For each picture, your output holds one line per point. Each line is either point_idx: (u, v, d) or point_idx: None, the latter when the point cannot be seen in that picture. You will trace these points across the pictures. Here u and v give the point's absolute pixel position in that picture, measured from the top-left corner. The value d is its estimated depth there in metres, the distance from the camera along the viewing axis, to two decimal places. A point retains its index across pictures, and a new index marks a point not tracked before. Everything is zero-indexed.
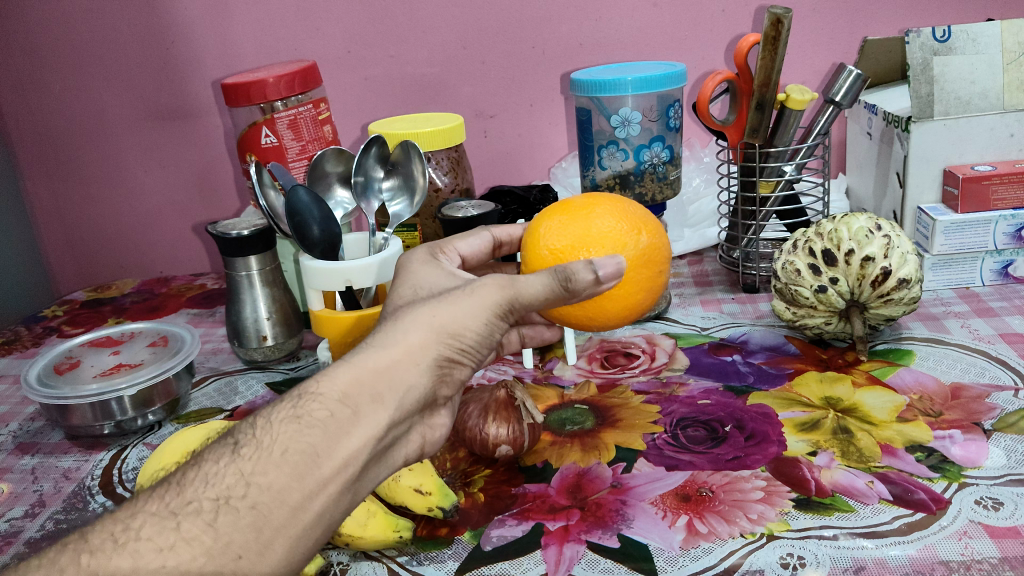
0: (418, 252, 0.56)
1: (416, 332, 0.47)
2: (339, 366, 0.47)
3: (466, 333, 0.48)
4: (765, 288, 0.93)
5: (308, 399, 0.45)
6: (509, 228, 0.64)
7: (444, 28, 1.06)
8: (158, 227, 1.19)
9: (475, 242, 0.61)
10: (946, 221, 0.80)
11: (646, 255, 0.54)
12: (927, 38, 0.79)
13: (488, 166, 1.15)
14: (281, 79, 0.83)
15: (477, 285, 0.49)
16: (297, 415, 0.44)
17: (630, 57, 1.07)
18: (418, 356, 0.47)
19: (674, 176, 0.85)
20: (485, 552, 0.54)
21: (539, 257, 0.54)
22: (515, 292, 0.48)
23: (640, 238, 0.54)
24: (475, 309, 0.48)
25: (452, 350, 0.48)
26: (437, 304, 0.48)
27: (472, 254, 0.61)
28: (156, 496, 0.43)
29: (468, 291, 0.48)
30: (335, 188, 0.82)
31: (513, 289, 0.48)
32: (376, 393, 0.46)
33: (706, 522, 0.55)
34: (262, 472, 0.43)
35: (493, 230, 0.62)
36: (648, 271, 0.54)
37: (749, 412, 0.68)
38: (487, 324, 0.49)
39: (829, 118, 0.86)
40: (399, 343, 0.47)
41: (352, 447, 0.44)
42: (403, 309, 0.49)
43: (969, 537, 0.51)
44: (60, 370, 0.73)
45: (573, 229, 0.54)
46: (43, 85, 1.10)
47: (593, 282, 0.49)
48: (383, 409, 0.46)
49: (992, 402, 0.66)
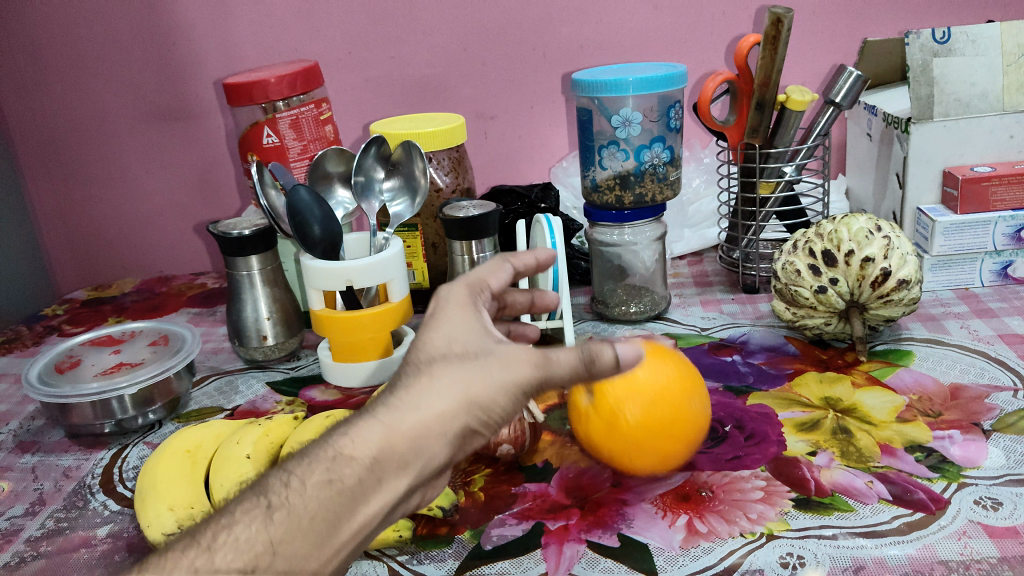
0: (458, 289, 0.52)
1: (449, 400, 0.45)
2: (370, 426, 0.45)
3: (495, 408, 0.46)
4: (764, 288, 0.93)
5: (340, 463, 0.44)
6: (524, 258, 0.60)
7: (445, 29, 1.06)
8: (159, 228, 1.19)
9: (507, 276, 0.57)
10: (946, 222, 0.80)
11: (697, 393, 0.57)
12: (927, 39, 0.80)
13: (488, 166, 1.15)
14: (283, 79, 0.83)
15: (514, 357, 0.46)
16: (327, 477, 0.43)
17: (631, 58, 1.07)
18: (445, 425, 0.45)
19: (674, 177, 0.85)
20: (485, 551, 0.54)
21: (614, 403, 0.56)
22: (549, 372, 0.46)
23: (693, 396, 0.57)
24: (507, 385, 0.46)
25: (481, 421, 0.46)
26: (474, 370, 0.46)
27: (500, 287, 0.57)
28: (181, 556, 0.41)
29: (506, 363, 0.46)
30: (335, 188, 0.82)
31: (546, 369, 0.46)
32: (404, 462, 0.44)
33: (706, 522, 0.55)
34: (288, 541, 0.42)
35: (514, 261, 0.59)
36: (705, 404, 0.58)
37: (749, 413, 0.68)
38: (516, 399, 0.46)
39: (829, 119, 0.86)
40: (431, 409, 0.45)
41: (371, 514, 0.44)
42: (440, 368, 0.46)
43: (969, 537, 0.51)
44: (61, 369, 0.73)
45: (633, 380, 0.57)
46: (44, 85, 1.10)
47: (613, 363, 0.47)
48: (406, 478, 0.45)
49: (991, 402, 0.66)
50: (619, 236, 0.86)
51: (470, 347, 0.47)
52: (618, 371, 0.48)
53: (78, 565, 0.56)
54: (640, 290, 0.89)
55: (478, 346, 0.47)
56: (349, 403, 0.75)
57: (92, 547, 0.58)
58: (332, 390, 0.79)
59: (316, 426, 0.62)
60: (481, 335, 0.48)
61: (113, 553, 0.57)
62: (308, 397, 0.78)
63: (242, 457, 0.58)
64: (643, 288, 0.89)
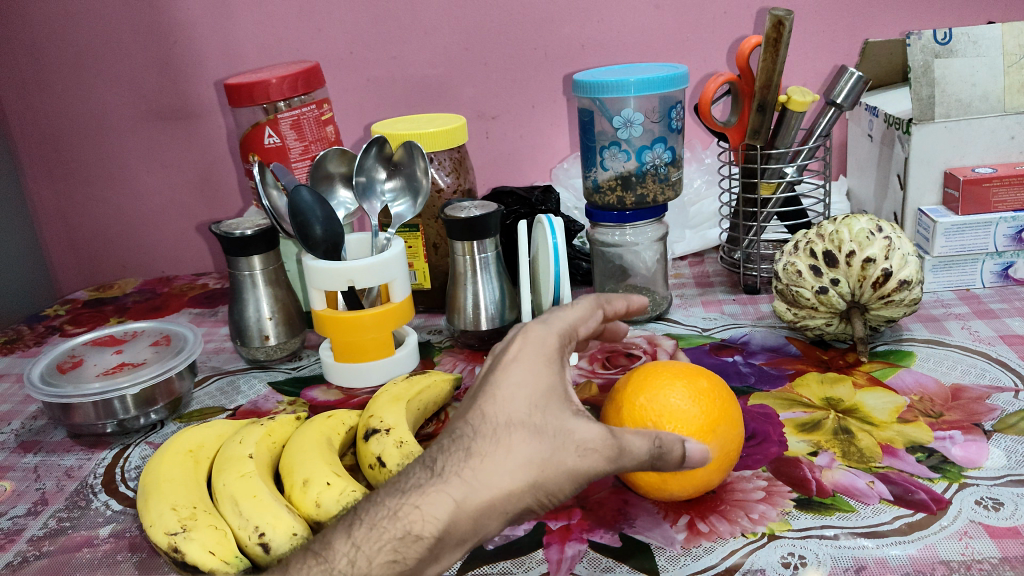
0: (546, 345, 0.53)
1: (520, 480, 0.47)
2: (443, 496, 0.47)
3: (560, 492, 0.48)
4: (766, 289, 0.93)
5: (409, 537, 0.46)
6: (615, 304, 0.61)
7: (446, 30, 1.06)
8: (161, 228, 1.19)
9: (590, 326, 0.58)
10: (946, 222, 0.80)
11: (730, 413, 0.55)
12: (929, 41, 0.80)
13: (490, 166, 1.15)
14: (284, 79, 0.83)
15: (589, 445, 0.48)
16: (394, 555, 0.46)
17: (632, 59, 1.07)
18: (512, 503, 0.47)
19: (675, 177, 0.85)
20: (487, 551, 0.54)
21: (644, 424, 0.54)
22: (618, 465, 0.48)
23: (727, 415, 0.54)
24: (575, 472, 0.48)
25: (543, 500, 0.49)
26: (548, 451, 0.48)
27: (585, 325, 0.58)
28: None
29: (580, 451, 0.48)
30: (337, 188, 0.82)
31: (616, 461, 0.48)
32: (466, 535, 0.47)
33: (708, 521, 0.55)
34: None
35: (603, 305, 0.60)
36: (737, 424, 0.55)
37: (750, 413, 0.68)
38: (582, 485, 0.49)
39: (830, 120, 0.86)
40: (501, 486, 0.47)
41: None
42: (516, 444, 0.48)
43: (970, 537, 0.51)
44: (63, 369, 0.73)
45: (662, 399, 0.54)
46: (46, 85, 1.10)
47: (680, 460, 0.49)
48: (465, 545, 0.48)
49: (992, 402, 0.66)
50: (620, 236, 0.86)
51: (549, 423, 0.49)
52: (682, 467, 0.49)
53: (81, 565, 0.56)
54: (641, 290, 0.89)
55: (556, 422, 0.49)
56: (350, 403, 0.76)
57: (95, 546, 0.58)
58: (334, 389, 0.79)
59: (318, 429, 0.63)
60: (561, 409, 0.49)
61: (115, 553, 0.57)
62: (310, 397, 0.78)
63: (245, 457, 0.59)
64: (644, 288, 0.89)
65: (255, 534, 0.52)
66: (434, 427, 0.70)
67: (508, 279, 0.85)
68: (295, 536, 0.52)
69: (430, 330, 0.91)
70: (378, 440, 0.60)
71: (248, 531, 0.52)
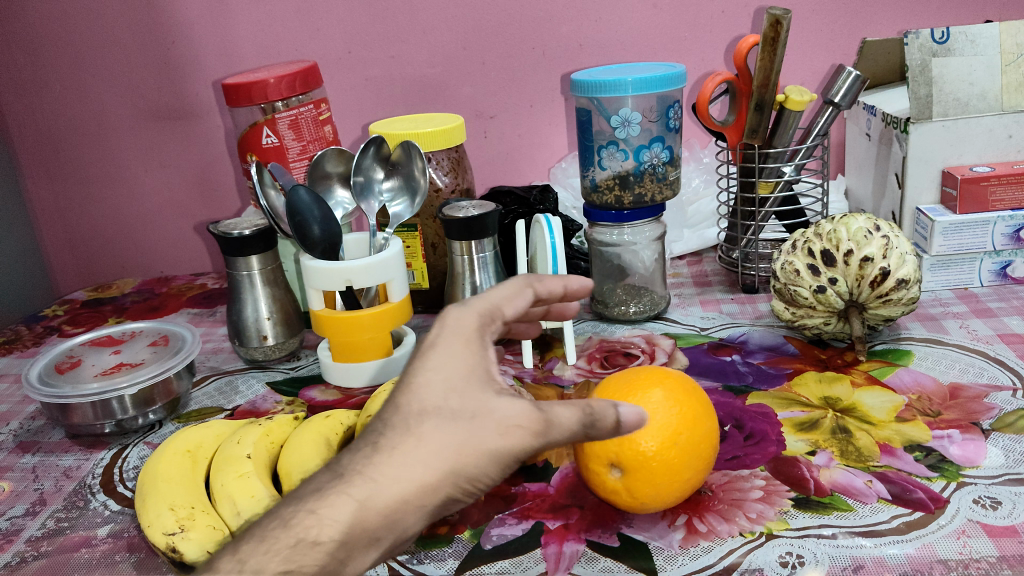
0: (467, 321, 0.47)
1: (432, 472, 0.43)
2: (345, 498, 0.43)
3: (483, 476, 0.44)
4: (764, 288, 0.93)
5: (309, 544, 0.42)
6: (550, 284, 0.53)
7: (444, 29, 1.06)
8: (159, 228, 1.19)
9: (522, 306, 0.51)
10: (945, 221, 0.81)
11: (691, 410, 0.54)
12: (927, 39, 0.80)
13: (488, 165, 1.15)
14: (282, 79, 0.83)
15: (511, 422, 0.43)
16: (289, 564, 0.42)
17: (630, 58, 1.07)
18: (426, 497, 0.43)
19: (673, 177, 0.85)
20: (485, 551, 0.54)
21: (604, 449, 0.53)
22: (547, 439, 0.44)
23: (687, 414, 0.54)
24: (497, 453, 0.43)
25: (466, 488, 0.44)
26: (464, 437, 0.43)
27: (514, 310, 0.50)
28: None
29: (501, 432, 0.43)
30: (335, 188, 0.82)
31: (546, 436, 0.44)
32: (378, 534, 0.43)
33: (706, 521, 0.55)
34: None
35: (536, 285, 0.52)
36: (705, 418, 0.55)
37: (748, 412, 0.68)
38: (508, 465, 0.44)
39: (828, 119, 0.86)
40: (412, 480, 0.43)
41: None
42: (427, 434, 0.43)
43: (968, 535, 0.52)
44: (61, 369, 0.73)
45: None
46: (44, 85, 1.10)
47: (614, 426, 0.45)
48: (381, 543, 0.44)
49: (990, 401, 0.66)
50: (618, 236, 0.86)
51: (465, 406, 0.44)
52: (618, 434, 0.46)
53: (79, 565, 0.56)
54: (640, 290, 0.89)
55: (475, 404, 0.44)
56: (348, 403, 0.76)
57: (93, 547, 0.58)
58: (332, 390, 0.78)
59: (315, 429, 0.63)
60: (480, 388, 0.44)
61: (113, 554, 0.57)
62: (308, 397, 0.78)
63: (243, 457, 0.59)
64: (643, 288, 0.89)
65: None
66: None
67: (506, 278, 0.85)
68: None
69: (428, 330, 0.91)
70: None
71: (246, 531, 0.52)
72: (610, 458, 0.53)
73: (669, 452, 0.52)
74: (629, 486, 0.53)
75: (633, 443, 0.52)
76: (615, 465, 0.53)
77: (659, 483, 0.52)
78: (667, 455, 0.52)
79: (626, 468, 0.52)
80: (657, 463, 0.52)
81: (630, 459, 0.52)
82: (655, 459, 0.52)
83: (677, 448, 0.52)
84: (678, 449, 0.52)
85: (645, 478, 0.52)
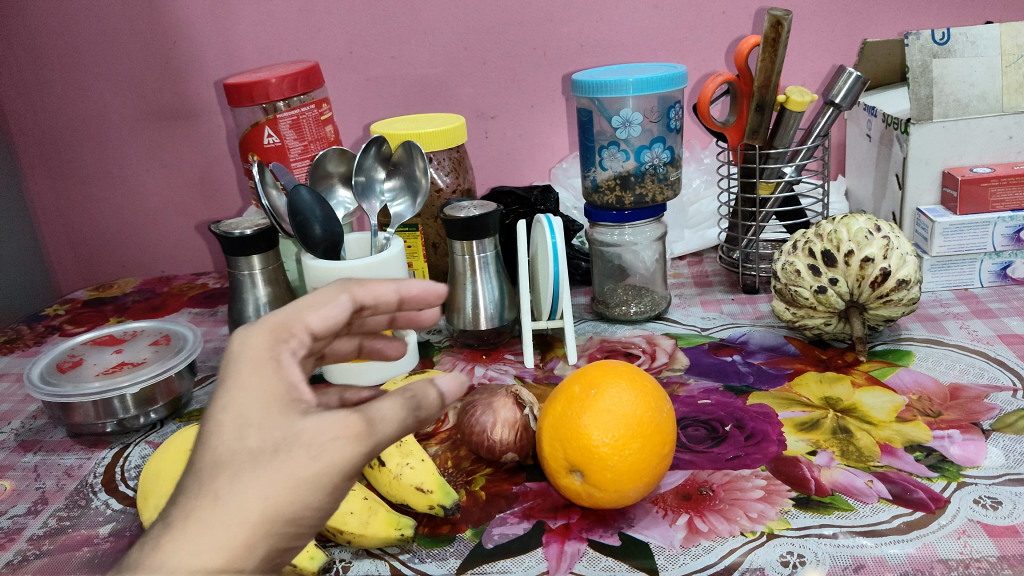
0: (255, 342, 0.41)
1: (242, 528, 0.36)
2: None
3: (306, 512, 0.38)
4: (764, 289, 0.93)
5: None
6: (374, 289, 0.49)
7: (445, 29, 1.06)
8: (159, 227, 1.19)
9: (333, 314, 0.46)
10: (945, 222, 0.81)
11: (615, 389, 0.55)
12: (927, 40, 0.80)
13: (489, 166, 1.15)
14: (284, 79, 0.83)
15: (326, 438, 0.38)
16: None
17: (631, 59, 1.08)
18: (241, 559, 0.36)
19: (674, 177, 0.85)
20: (487, 550, 0.55)
21: (558, 460, 0.54)
22: (371, 443, 0.39)
23: (610, 395, 0.54)
24: (317, 479, 0.38)
25: (292, 531, 0.38)
26: (275, 473, 0.37)
27: (325, 322, 0.45)
28: None
29: (314, 453, 0.38)
30: (336, 188, 0.82)
31: (370, 439, 0.39)
32: None
33: (707, 521, 0.55)
34: None
35: (352, 290, 0.48)
36: (631, 391, 0.55)
37: (749, 412, 0.68)
38: (335, 489, 0.38)
39: (829, 119, 0.86)
40: (218, 546, 0.35)
41: None
42: (230, 485, 0.36)
43: (968, 535, 0.52)
44: (63, 368, 0.73)
45: (555, 430, 0.55)
46: (45, 84, 1.10)
47: (438, 402, 0.43)
48: None
49: (991, 402, 0.66)
50: (619, 236, 0.86)
51: (267, 441, 0.38)
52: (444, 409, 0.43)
53: (81, 564, 0.56)
54: (640, 290, 0.89)
55: (278, 435, 0.38)
56: None
57: (94, 545, 0.58)
58: None
59: None
60: (282, 412, 0.39)
61: (115, 553, 0.57)
62: None
63: None
64: (643, 288, 0.90)
65: None
66: (434, 426, 0.70)
67: (507, 278, 0.85)
68: None
69: (429, 330, 0.91)
70: None
71: None
72: (566, 464, 0.54)
73: (611, 432, 0.52)
74: (596, 481, 0.53)
75: (576, 442, 0.53)
76: (574, 469, 0.54)
77: (618, 466, 0.52)
78: (610, 436, 0.52)
79: (584, 467, 0.53)
80: (604, 447, 0.52)
81: (581, 459, 0.53)
82: (601, 444, 0.52)
83: (616, 428, 0.52)
84: (616, 428, 0.52)
85: (602, 467, 0.52)
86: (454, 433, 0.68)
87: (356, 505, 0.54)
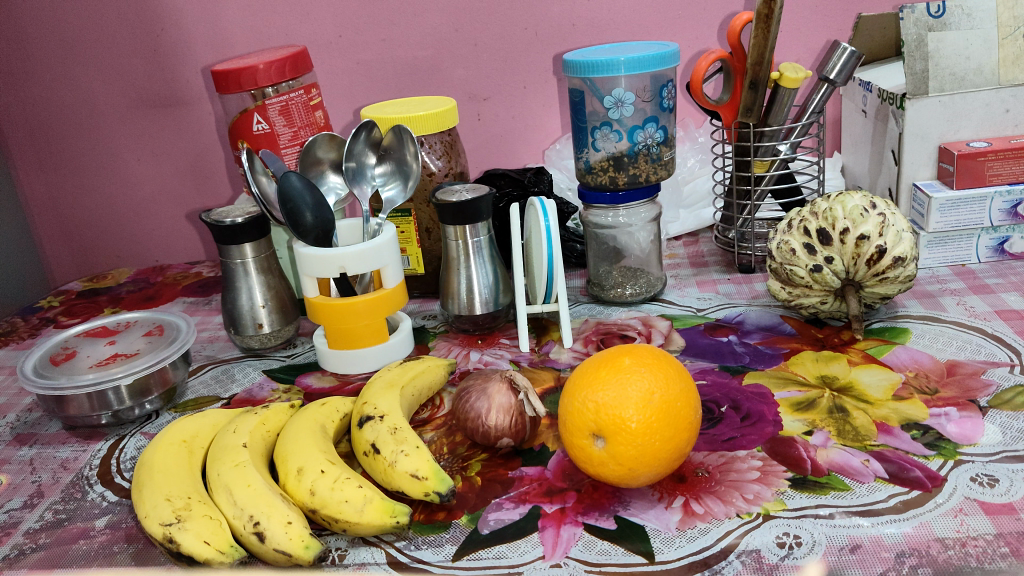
0: None
1: None
2: None
3: None
4: (761, 268, 0.92)
5: None
6: None
7: (435, 12, 1.05)
8: (152, 216, 1.19)
9: None
10: (941, 198, 0.80)
11: (664, 372, 0.55)
12: (922, 14, 0.79)
13: (482, 148, 1.14)
14: (271, 64, 0.82)
15: None
16: None
17: (623, 38, 1.06)
18: None
19: (667, 158, 0.84)
20: (483, 536, 0.54)
21: (583, 422, 0.54)
22: None
23: (659, 376, 0.54)
24: None
25: None
26: None
27: None
28: None
29: None
30: (326, 174, 0.82)
31: None
32: None
33: (702, 503, 0.55)
34: None
35: None
36: (678, 379, 0.55)
37: (745, 393, 0.68)
38: None
39: (823, 96, 0.85)
40: None
41: None
42: None
43: (965, 513, 0.51)
44: (57, 361, 0.73)
45: (591, 392, 0.54)
46: (33, 74, 1.09)
47: None
48: None
49: (988, 378, 0.66)
50: (613, 218, 0.85)
51: None
52: None
53: (77, 557, 0.56)
54: (635, 271, 0.89)
55: None
56: (345, 390, 0.75)
57: (91, 538, 0.58)
58: (328, 376, 0.78)
59: (311, 417, 0.63)
60: None
61: (111, 545, 0.57)
62: (305, 384, 0.77)
63: (239, 445, 0.59)
64: (639, 269, 0.89)
65: (250, 523, 0.52)
66: (429, 413, 0.70)
67: (501, 262, 0.84)
68: (290, 525, 0.51)
69: (424, 316, 0.91)
70: (372, 427, 0.60)
71: (243, 520, 0.52)
72: (591, 428, 0.54)
73: (649, 412, 0.52)
74: (614, 454, 0.53)
75: (611, 412, 0.53)
76: (597, 436, 0.54)
77: (642, 446, 0.52)
78: (646, 417, 0.52)
79: (607, 437, 0.53)
80: (636, 425, 0.52)
81: (609, 428, 0.53)
82: (635, 422, 0.52)
83: (655, 410, 0.53)
84: (655, 410, 0.53)
85: (626, 443, 0.52)
86: (450, 418, 0.68)
87: (350, 493, 0.54)
